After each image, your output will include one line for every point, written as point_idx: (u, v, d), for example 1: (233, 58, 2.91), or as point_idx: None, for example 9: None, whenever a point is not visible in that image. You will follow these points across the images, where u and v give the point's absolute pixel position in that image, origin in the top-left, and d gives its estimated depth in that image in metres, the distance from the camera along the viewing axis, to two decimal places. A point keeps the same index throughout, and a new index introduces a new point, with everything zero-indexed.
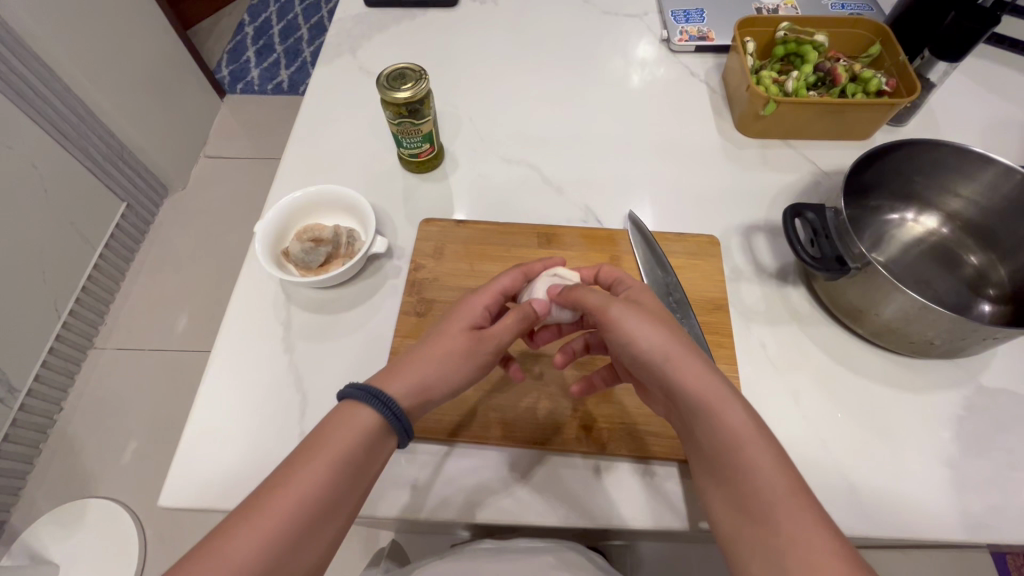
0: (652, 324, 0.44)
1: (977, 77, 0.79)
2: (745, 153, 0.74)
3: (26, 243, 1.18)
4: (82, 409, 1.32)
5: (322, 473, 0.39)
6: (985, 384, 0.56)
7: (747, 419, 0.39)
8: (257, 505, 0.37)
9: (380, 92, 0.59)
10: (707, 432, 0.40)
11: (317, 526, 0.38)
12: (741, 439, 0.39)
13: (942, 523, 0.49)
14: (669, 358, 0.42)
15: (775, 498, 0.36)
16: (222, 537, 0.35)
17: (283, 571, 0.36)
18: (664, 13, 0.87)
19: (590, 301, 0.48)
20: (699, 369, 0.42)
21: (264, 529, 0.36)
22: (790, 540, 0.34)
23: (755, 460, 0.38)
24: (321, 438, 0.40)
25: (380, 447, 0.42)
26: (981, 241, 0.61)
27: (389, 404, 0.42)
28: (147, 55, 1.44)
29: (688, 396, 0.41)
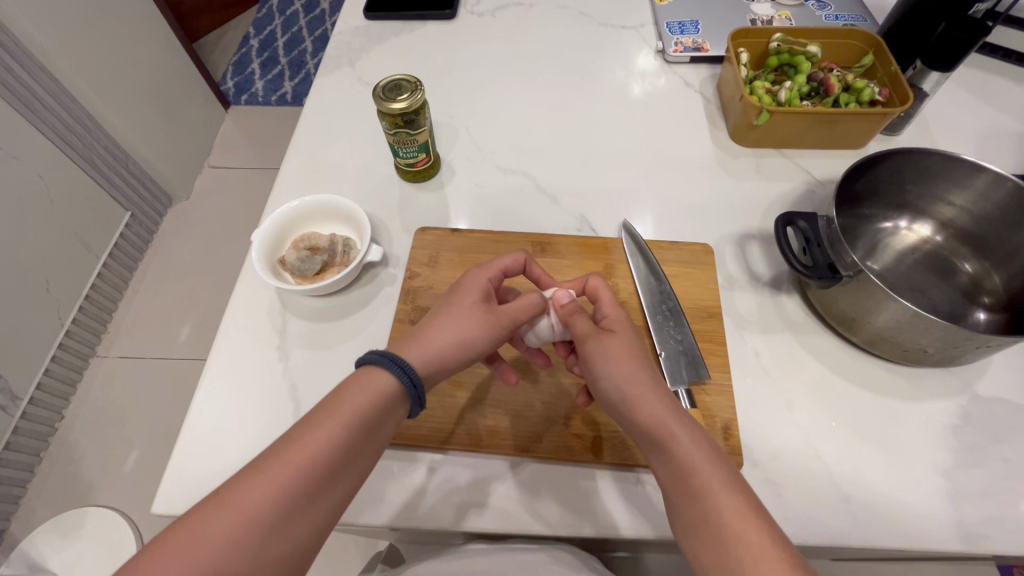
0: (614, 359, 0.45)
1: (972, 87, 0.80)
2: (739, 162, 0.75)
3: (31, 252, 1.19)
4: (83, 418, 1.32)
5: (336, 430, 0.39)
6: (981, 394, 0.56)
7: (698, 447, 0.39)
8: (267, 459, 0.37)
9: (376, 103, 0.60)
10: (664, 462, 0.41)
11: (326, 484, 0.38)
12: (695, 467, 0.39)
13: (938, 534, 0.48)
14: (625, 392, 0.44)
15: (729, 527, 0.36)
16: (233, 487, 0.35)
17: (288, 527, 0.36)
18: (659, 25, 0.88)
19: (577, 331, 0.49)
20: (656, 399, 0.42)
21: (273, 482, 0.36)
22: (745, 567, 0.34)
23: (711, 488, 0.38)
24: (337, 398, 0.40)
25: (391, 412, 0.42)
26: (975, 249, 0.61)
27: (407, 369, 0.43)
28: (153, 67, 1.46)
29: (643, 430, 0.42)
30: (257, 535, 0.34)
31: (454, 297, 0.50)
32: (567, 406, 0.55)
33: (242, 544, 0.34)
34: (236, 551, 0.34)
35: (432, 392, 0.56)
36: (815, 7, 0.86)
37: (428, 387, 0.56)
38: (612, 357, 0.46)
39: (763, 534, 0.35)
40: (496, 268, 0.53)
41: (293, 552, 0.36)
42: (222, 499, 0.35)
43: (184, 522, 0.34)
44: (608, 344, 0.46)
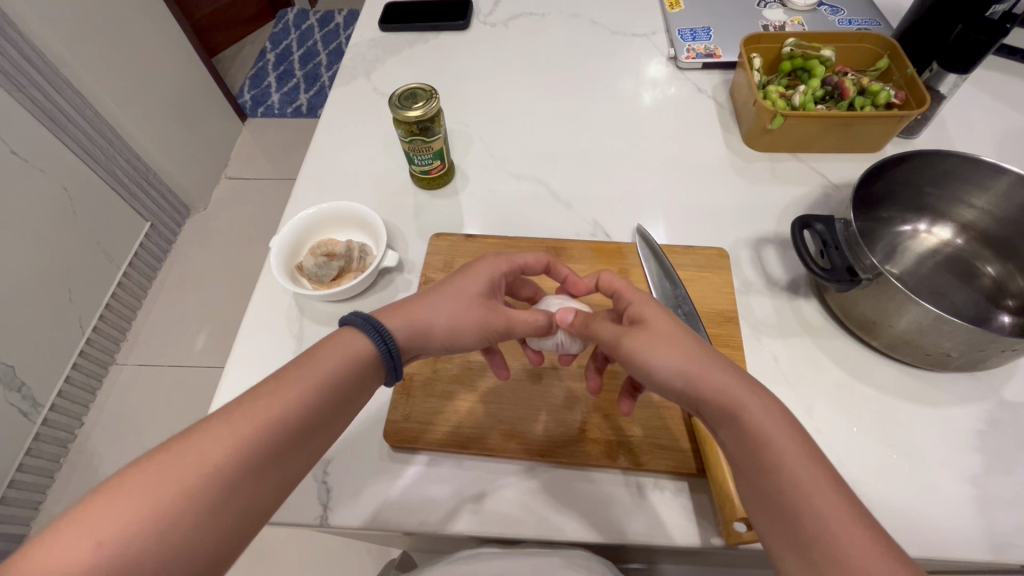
0: (659, 341, 0.44)
1: (990, 89, 0.79)
2: (753, 166, 0.74)
3: (56, 261, 1.23)
4: (101, 425, 1.34)
5: (305, 390, 0.40)
6: (1008, 399, 0.54)
7: (769, 419, 0.38)
8: (231, 413, 0.37)
9: (392, 111, 0.61)
10: (734, 435, 0.39)
11: (290, 443, 0.38)
12: (769, 439, 0.38)
13: (967, 543, 0.47)
14: (685, 366, 0.42)
15: (809, 499, 0.35)
16: (198, 434, 0.36)
17: (252, 481, 0.36)
18: (671, 33, 0.88)
19: (603, 336, 0.48)
20: (718, 371, 0.41)
21: (240, 432, 0.37)
22: (827, 540, 0.33)
23: (787, 457, 0.37)
24: (309, 361, 0.42)
25: (364, 381, 0.44)
26: (998, 252, 0.60)
27: (383, 333, 0.45)
28: (173, 81, 1.50)
29: (710, 402, 0.41)
30: (216, 482, 0.35)
31: (463, 280, 0.50)
32: (582, 409, 0.54)
33: (203, 489, 0.34)
34: (196, 496, 0.34)
35: (445, 396, 0.56)
36: (829, 13, 0.86)
37: (444, 392, 0.56)
38: (653, 341, 0.44)
39: (841, 502, 0.35)
40: (515, 264, 0.54)
41: (255, 507, 0.36)
42: (184, 446, 0.36)
43: (145, 466, 0.34)
44: (648, 328, 0.45)
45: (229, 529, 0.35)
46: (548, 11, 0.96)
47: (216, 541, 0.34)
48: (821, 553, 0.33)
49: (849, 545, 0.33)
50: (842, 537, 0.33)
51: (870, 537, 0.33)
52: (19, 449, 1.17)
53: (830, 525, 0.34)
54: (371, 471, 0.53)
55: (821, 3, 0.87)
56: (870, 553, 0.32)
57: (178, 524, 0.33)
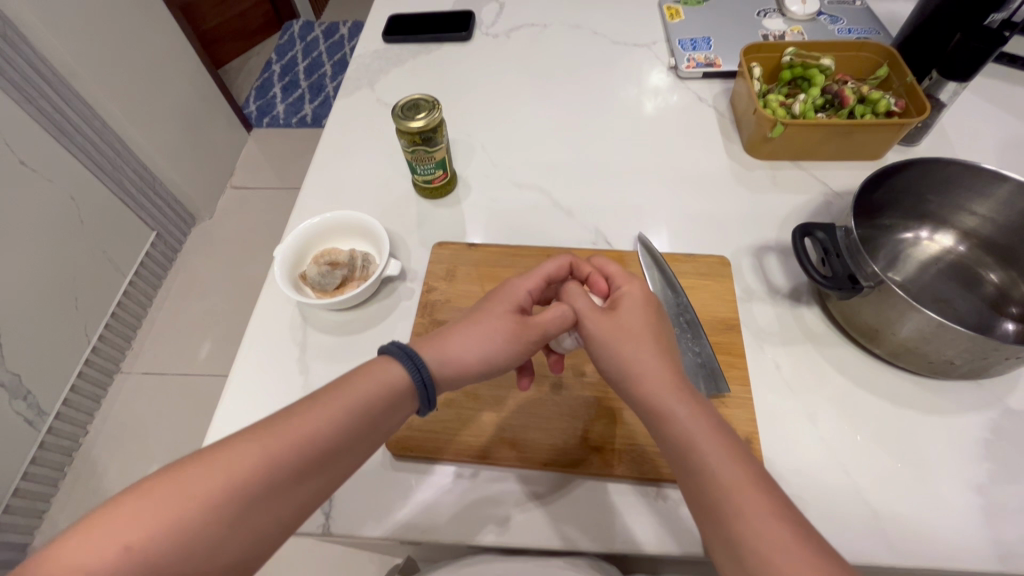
0: (614, 337, 0.46)
1: (990, 97, 0.79)
2: (755, 175, 0.75)
3: (63, 270, 1.24)
4: (106, 433, 1.35)
5: (340, 411, 0.40)
6: (1013, 407, 0.54)
7: (698, 420, 0.40)
8: (266, 427, 0.38)
9: (395, 121, 0.61)
10: (663, 436, 0.42)
11: (317, 465, 0.38)
12: (692, 440, 0.40)
13: (973, 553, 0.46)
14: (627, 364, 0.45)
15: (728, 496, 0.36)
16: (229, 448, 0.36)
17: (273, 502, 0.36)
18: (672, 43, 0.89)
19: (579, 307, 0.49)
20: (660, 371, 0.44)
21: (271, 450, 0.37)
22: (743, 536, 0.35)
23: (710, 459, 0.38)
24: (348, 382, 0.41)
25: (398, 407, 0.43)
26: (1000, 258, 0.60)
27: (417, 361, 0.43)
28: (180, 93, 1.52)
29: (643, 404, 0.43)
30: (241, 498, 0.35)
31: (490, 304, 0.49)
32: (585, 417, 0.54)
33: (227, 501, 0.35)
34: (217, 513, 0.34)
35: (448, 404, 0.56)
36: (828, 22, 0.87)
37: (446, 400, 0.56)
38: (614, 336, 0.46)
39: (765, 501, 0.36)
40: (537, 278, 0.52)
41: (274, 527, 0.36)
42: (213, 458, 0.36)
43: (174, 474, 0.35)
44: (624, 335, 0.46)
45: (245, 548, 0.35)
46: (550, 22, 0.97)
47: (231, 557, 0.35)
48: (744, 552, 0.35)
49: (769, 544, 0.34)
50: (765, 536, 0.34)
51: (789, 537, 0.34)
52: (24, 457, 1.18)
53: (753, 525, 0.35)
54: (374, 479, 0.53)
55: (821, 13, 0.88)
56: (788, 548, 0.33)
57: (197, 537, 0.34)
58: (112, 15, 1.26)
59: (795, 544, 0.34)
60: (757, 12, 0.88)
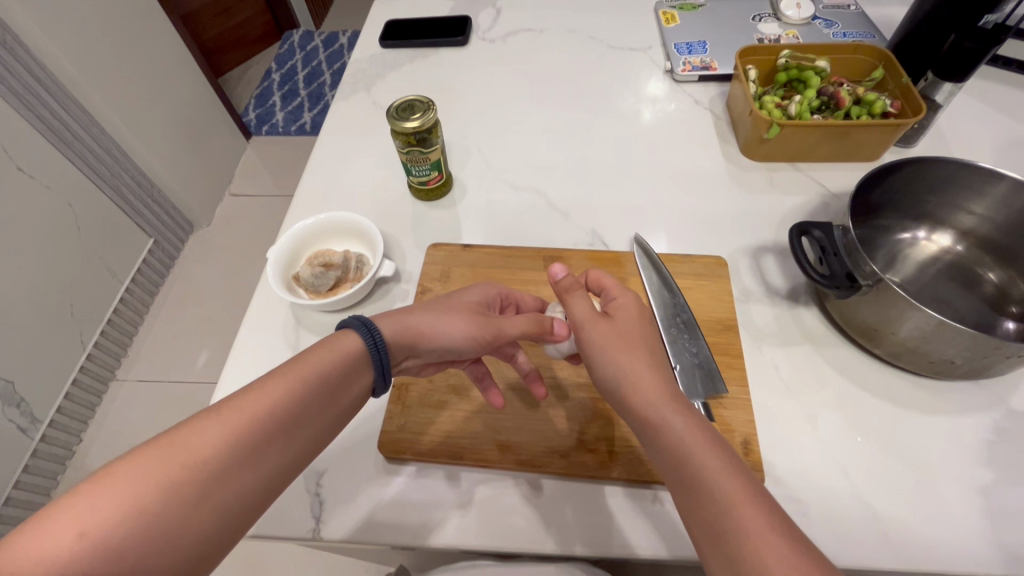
0: (609, 346, 0.45)
1: (985, 99, 0.79)
2: (751, 176, 0.74)
3: (60, 277, 1.23)
4: (99, 441, 1.33)
5: (299, 384, 0.40)
6: (1015, 407, 0.53)
7: (694, 430, 0.39)
8: (224, 405, 0.37)
9: (389, 122, 0.61)
10: (658, 448, 0.40)
11: (281, 437, 0.38)
12: (688, 450, 0.38)
13: (977, 557, 0.45)
14: (624, 374, 0.44)
15: (727, 509, 0.34)
16: (186, 428, 0.36)
17: (239, 476, 0.36)
18: (668, 47, 0.89)
19: (577, 312, 0.49)
20: (656, 382, 0.42)
21: (233, 426, 0.36)
22: (746, 551, 0.33)
23: (707, 469, 0.37)
24: (304, 356, 0.42)
25: (356, 377, 0.44)
26: (999, 258, 0.60)
27: (376, 335, 0.44)
28: (179, 100, 1.53)
29: (639, 415, 0.42)
30: (206, 474, 0.34)
31: (457, 296, 0.52)
32: (581, 419, 0.53)
33: (193, 479, 0.34)
34: (181, 492, 0.33)
35: (442, 406, 0.55)
36: (823, 26, 0.87)
37: (439, 402, 0.55)
38: (610, 345, 0.45)
39: (764, 511, 0.34)
40: (513, 298, 0.57)
41: (242, 502, 0.36)
42: (170, 439, 0.35)
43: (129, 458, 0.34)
44: (624, 348, 0.45)
45: (214, 526, 0.34)
46: (547, 27, 0.98)
47: (200, 537, 0.34)
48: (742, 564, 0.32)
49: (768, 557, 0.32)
50: (762, 549, 0.32)
51: (792, 550, 0.32)
52: (17, 465, 1.16)
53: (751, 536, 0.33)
54: (364, 482, 0.52)
55: (816, 17, 0.88)
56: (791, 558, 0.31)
57: (162, 518, 0.32)
58: (112, 23, 1.27)
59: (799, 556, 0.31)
60: (752, 17, 0.89)
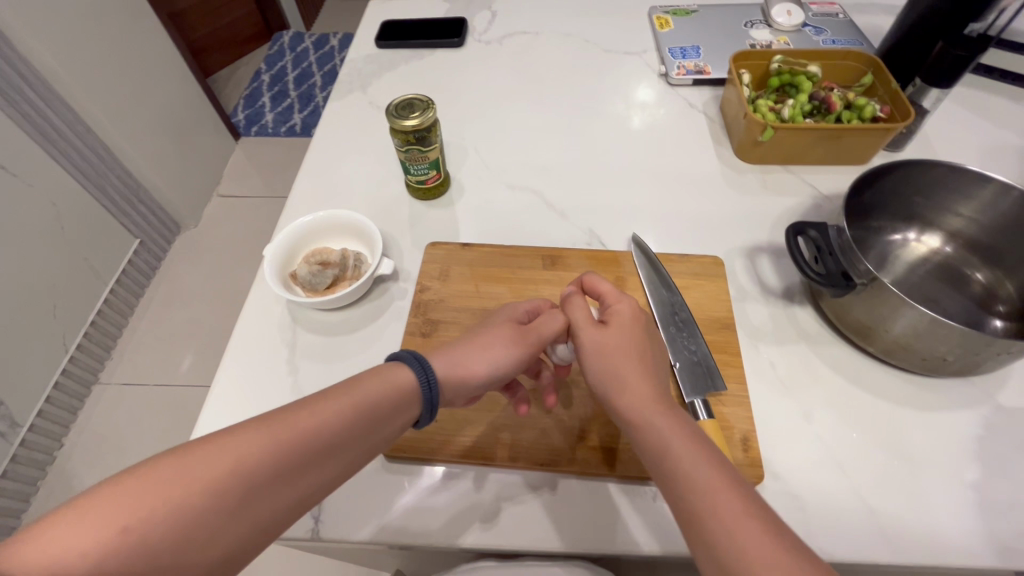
0: (606, 355, 0.46)
1: (969, 105, 0.81)
2: (745, 178, 0.76)
3: (42, 278, 1.20)
4: (82, 446, 1.30)
5: (347, 407, 0.39)
6: (1003, 404, 0.54)
7: (681, 429, 0.40)
8: (273, 417, 0.37)
9: (388, 120, 0.61)
10: (644, 446, 0.41)
11: (318, 461, 0.37)
12: (671, 447, 0.39)
13: (971, 551, 0.46)
14: (618, 378, 0.44)
15: (705, 501, 0.35)
16: (234, 435, 0.35)
17: (274, 495, 0.35)
18: (662, 51, 0.91)
19: (575, 317, 0.49)
20: (644, 386, 0.43)
21: (276, 442, 0.36)
22: (722, 542, 0.34)
23: (688, 465, 0.38)
24: (358, 379, 0.41)
25: (406, 409, 0.42)
26: (986, 259, 0.61)
27: (428, 373, 0.43)
28: (166, 100, 1.51)
29: (627, 417, 0.43)
30: (240, 486, 0.34)
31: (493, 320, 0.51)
32: (583, 417, 0.53)
33: (225, 490, 0.33)
34: (218, 503, 0.33)
35: (443, 405, 0.55)
36: (812, 33, 0.89)
37: None
38: (608, 354, 0.46)
39: (744, 505, 0.35)
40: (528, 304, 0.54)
41: (267, 520, 0.35)
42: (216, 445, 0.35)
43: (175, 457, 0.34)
44: (611, 352, 0.46)
45: (241, 540, 0.34)
46: (542, 30, 0.99)
47: (226, 550, 0.33)
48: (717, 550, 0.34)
49: (741, 541, 0.33)
50: (738, 534, 0.33)
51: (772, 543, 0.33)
52: None
53: (725, 520, 0.34)
54: (364, 481, 0.51)
55: (805, 24, 0.90)
56: (771, 553, 0.32)
57: (194, 527, 0.32)
58: (99, 21, 1.25)
59: (779, 550, 0.32)
60: (744, 23, 0.91)
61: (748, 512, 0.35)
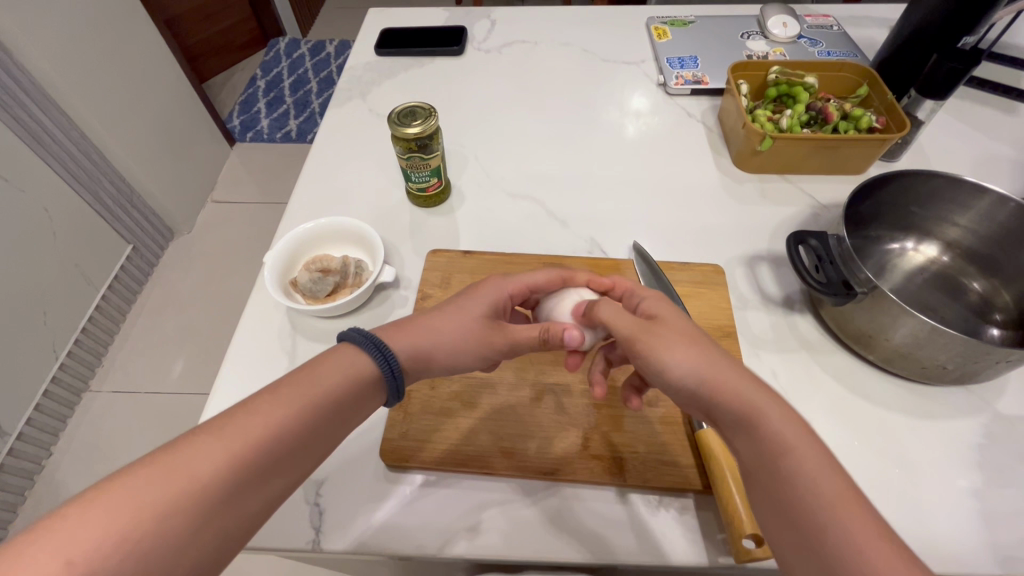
0: (680, 342, 0.43)
1: (962, 117, 0.83)
2: (744, 187, 0.76)
3: (33, 284, 1.19)
4: (71, 455, 1.28)
5: (302, 404, 0.39)
6: (1002, 412, 0.55)
7: (791, 426, 0.37)
8: (224, 423, 0.36)
9: (390, 127, 0.61)
10: (751, 443, 0.38)
11: (280, 459, 0.37)
12: (787, 447, 0.36)
13: (975, 559, 0.46)
14: (705, 369, 0.41)
15: (834, 509, 0.33)
16: (182, 447, 0.35)
17: (238, 501, 0.35)
18: (660, 61, 0.91)
19: (621, 329, 0.46)
20: (743, 379, 0.40)
21: (232, 448, 0.35)
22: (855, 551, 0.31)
23: (807, 469, 0.35)
24: (308, 373, 0.41)
25: (365, 396, 0.43)
26: (982, 268, 0.62)
27: (387, 354, 0.44)
28: (162, 105, 1.50)
29: (727, 410, 0.39)
30: (202, 496, 0.33)
31: (468, 302, 0.50)
32: (586, 426, 0.53)
33: (187, 502, 0.33)
34: (176, 516, 0.32)
35: (445, 413, 0.54)
36: (808, 45, 0.90)
37: (442, 408, 0.55)
38: (672, 339, 0.43)
39: (870, 515, 0.33)
40: (524, 285, 0.54)
41: (237, 525, 0.35)
42: (163, 460, 0.34)
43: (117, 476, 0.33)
44: (661, 329, 0.44)
45: (210, 550, 0.33)
46: (541, 39, 0.99)
47: (194, 563, 0.32)
48: (816, 527, 0.33)
49: (854, 529, 0.32)
50: (843, 511, 0.33)
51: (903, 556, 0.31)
52: None
53: (824, 496, 0.34)
54: (365, 490, 0.51)
55: (801, 36, 0.92)
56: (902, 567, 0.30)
57: (154, 546, 0.31)
58: (95, 26, 1.24)
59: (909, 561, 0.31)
60: (741, 34, 0.92)
61: (853, 496, 0.34)
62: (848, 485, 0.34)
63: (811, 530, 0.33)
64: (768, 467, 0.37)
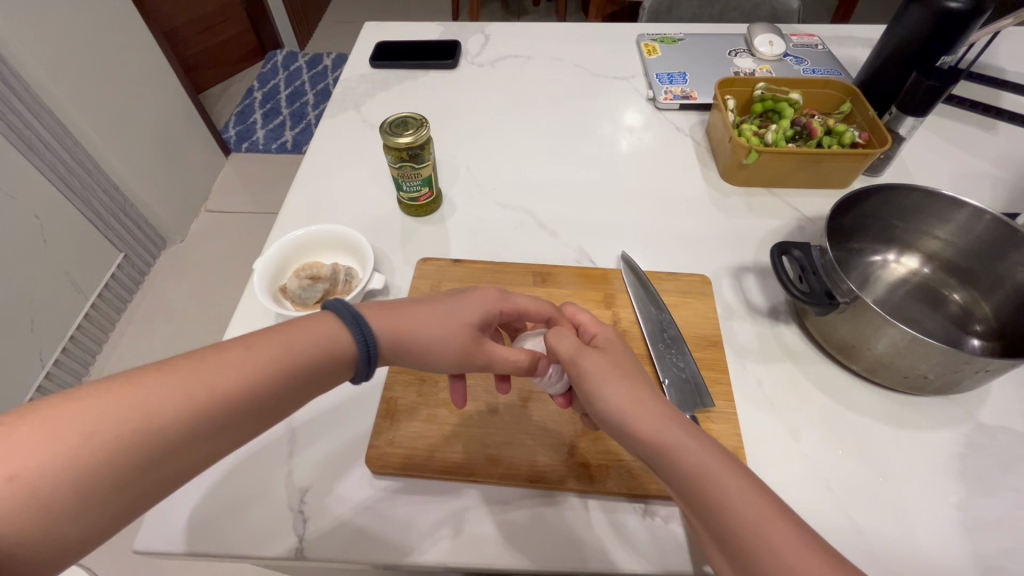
0: (609, 377, 0.44)
1: (943, 134, 0.85)
2: (731, 200, 0.78)
3: (22, 291, 1.18)
4: None
5: (273, 363, 0.40)
6: (984, 422, 0.56)
7: (706, 452, 0.38)
8: (195, 365, 0.37)
9: (383, 137, 0.62)
10: (674, 476, 0.38)
11: (238, 415, 0.38)
12: (708, 474, 0.37)
13: (954, 567, 0.46)
14: (626, 406, 0.41)
15: (758, 530, 0.34)
16: (142, 383, 0.35)
17: (186, 446, 0.36)
18: (650, 76, 0.93)
19: (564, 349, 0.47)
20: (658, 411, 0.41)
21: (194, 391, 0.36)
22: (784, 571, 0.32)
23: (727, 492, 0.36)
24: (289, 335, 0.42)
25: (338, 367, 0.44)
26: (962, 280, 0.63)
27: (366, 333, 0.45)
28: (157, 114, 1.51)
29: (645, 445, 0.40)
30: (153, 432, 0.34)
31: (460, 305, 0.50)
32: (573, 434, 0.53)
33: (141, 434, 0.34)
34: (124, 447, 0.33)
35: (432, 421, 0.54)
36: (794, 63, 0.93)
37: (429, 415, 0.55)
38: (606, 374, 0.44)
39: (794, 532, 0.33)
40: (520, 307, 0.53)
41: (179, 467, 0.36)
42: (119, 393, 0.34)
43: (72, 397, 0.33)
44: (596, 357, 0.45)
45: (146, 486, 0.34)
46: (534, 54, 1.01)
47: (128, 494, 0.33)
48: (744, 554, 0.34)
49: (780, 545, 0.33)
50: (766, 531, 0.33)
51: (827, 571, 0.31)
52: None
53: (749, 522, 0.34)
54: (350, 499, 0.50)
55: (787, 54, 0.94)
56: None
57: (91, 477, 0.32)
58: (93, 36, 1.26)
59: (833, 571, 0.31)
60: (729, 52, 0.94)
61: (778, 514, 0.34)
62: (773, 505, 0.35)
63: (739, 552, 0.34)
64: (695, 497, 0.37)
